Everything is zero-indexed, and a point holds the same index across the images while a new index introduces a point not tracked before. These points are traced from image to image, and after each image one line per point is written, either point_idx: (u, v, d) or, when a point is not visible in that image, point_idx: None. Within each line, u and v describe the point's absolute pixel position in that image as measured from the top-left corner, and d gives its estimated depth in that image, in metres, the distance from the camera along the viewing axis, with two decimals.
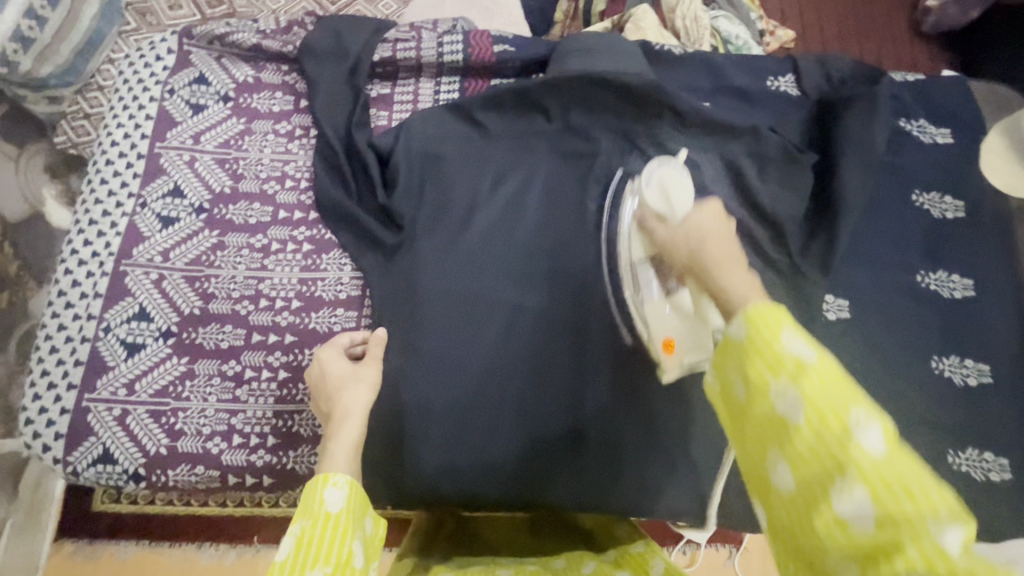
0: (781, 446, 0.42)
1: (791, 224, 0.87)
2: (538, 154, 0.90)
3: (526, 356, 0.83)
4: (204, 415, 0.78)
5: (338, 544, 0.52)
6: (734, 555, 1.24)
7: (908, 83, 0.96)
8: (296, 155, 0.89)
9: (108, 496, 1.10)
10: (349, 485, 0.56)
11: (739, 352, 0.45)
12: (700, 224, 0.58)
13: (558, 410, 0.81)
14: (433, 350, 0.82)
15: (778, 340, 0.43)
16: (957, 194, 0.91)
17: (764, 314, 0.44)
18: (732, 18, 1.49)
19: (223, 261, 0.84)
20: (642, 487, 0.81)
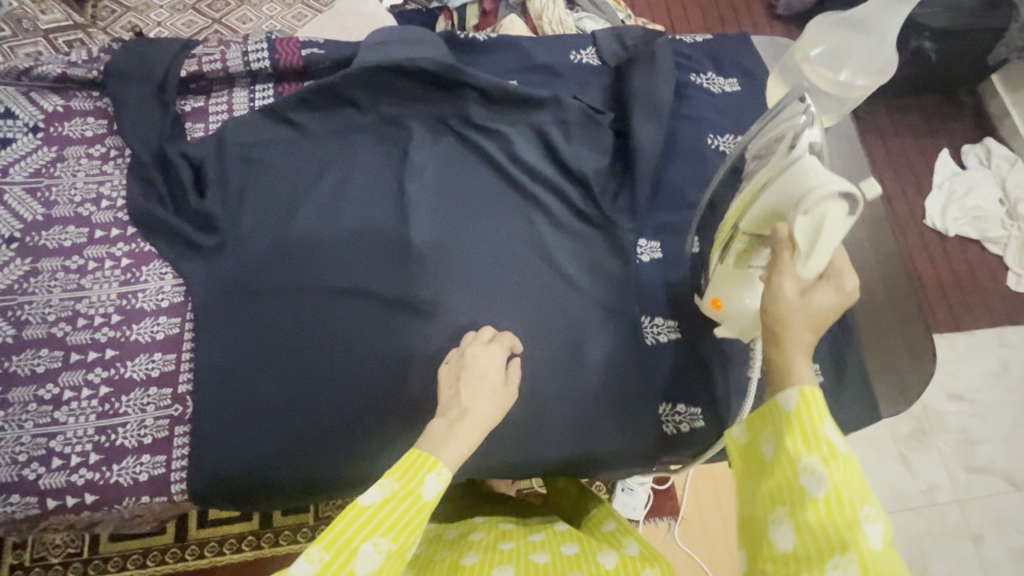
0: (791, 513, 0.55)
1: (597, 180, 0.93)
2: (354, 145, 0.93)
3: (351, 333, 0.84)
4: (20, 442, 0.75)
5: (407, 530, 0.60)
6: (673, 527, 1.34)
7: (697, 44, 1.06)
8: (111, 175, 0.90)
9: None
10: (445, 483, 0.62)
11: (784, 419, 0.58)
12: (826, 298, 0.60)
13: (386, 382, 0.83)
14: (252, 343, 0.82)
15: (821, 424, 0.56)
16: (747, 134, 1.00)
17: (815, 393, 0.57)
18: (596, 18, 1.55)
19: (38, 287, 0.83)
20: (499, 451, 0.85)
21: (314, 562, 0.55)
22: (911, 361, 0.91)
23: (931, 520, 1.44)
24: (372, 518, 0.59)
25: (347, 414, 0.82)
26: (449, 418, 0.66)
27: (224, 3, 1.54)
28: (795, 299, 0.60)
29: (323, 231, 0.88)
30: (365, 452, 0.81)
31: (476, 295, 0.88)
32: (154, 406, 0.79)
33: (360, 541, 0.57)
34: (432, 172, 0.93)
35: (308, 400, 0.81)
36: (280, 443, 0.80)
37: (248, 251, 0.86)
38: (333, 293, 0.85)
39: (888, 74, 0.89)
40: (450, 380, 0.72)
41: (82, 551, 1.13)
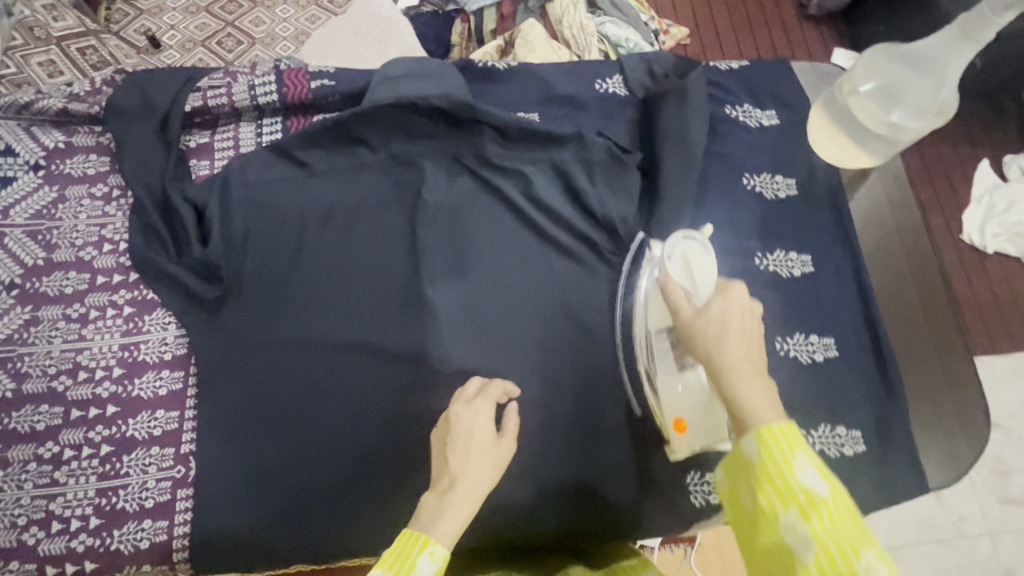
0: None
1: (624, 225, 0.87)
2: (365, 185, 0.88)
3: (356, 389, 0.80)
4: (19, 504, 0.73)
5: None
6: (690, 554, 1.33)
7: (732, 72, 0.98)
8: (114, 217, 0.86)
9: None
10: (441, 562, 0.56)
11: (753, 472, 0.53)
12: (723, 305, 0.61)
13: (391, 443, 0.79)
14: (254, 398, 0.79)
15: (790, 470, 0.51)
16: (786, 173, 0.93)
17: (775, 434, 0.53)
18: (618, 21, 1.48)
19: (38, 337, 0.80)
20: (519, 516, 0.81)
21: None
22: (962, 428, 0.84)
23: (964, 555, 1.37)
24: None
25: (355, 473, 0.78)
26: (438, 489, 0.61)
27: (237, 5, 1.48)
28: (694, 318, 0.62)
29: (333, 278, 0.83)
30: (369, 517, 0.77)
31: (492, 348, 0.83)
32: (156, 467, 0.76)
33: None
34: (448, 216, 0.87)
35: (313, 459, 0.77)
36: (286, 506, 0.76)
37: (255, 297, 0.82)
38: (339, 345, 0.81)
39: (947, 116, 0.81)
40: (438, 447, 0.67)
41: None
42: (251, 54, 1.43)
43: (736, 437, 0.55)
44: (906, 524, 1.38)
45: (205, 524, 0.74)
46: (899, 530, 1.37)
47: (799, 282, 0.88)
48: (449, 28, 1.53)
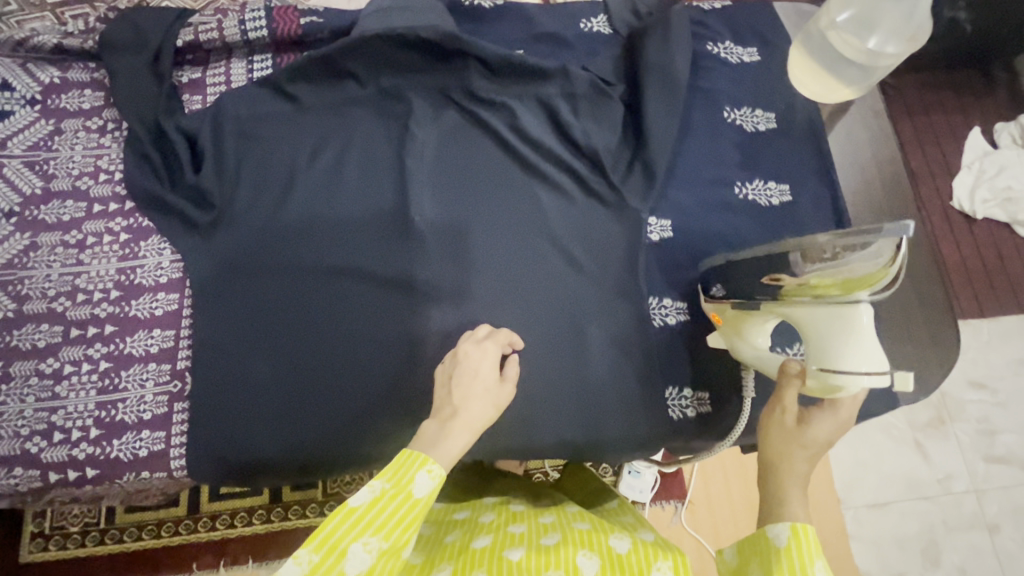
0: None
1: (608, 155, 0.89)
2: (354, 119, 0.90)
3: (350, 311, 0.83)
4: (22, 416, 0.76)
5: (398, 529, 0.57)
6: (680, 511, 1.38)
7: (715, 10, 1.00)
8: (109, 149, 0.88)
9: (35, 545, 1.14)
10: (437, 480, 0.59)
11: (771, 556, 0.55)
12: (825, 429, 0.60)
13: (384, 360, 0.81)
14: (250, 317, 0.81)
15: (812, 567, 0.52)
16: (766, 107, 0.95)
17: (808, 533, 0.54)
18: None
19: (38, 262, 0.83)
20: (511, 433, 0.82)
21: (302, 566, 0.53)
22: (932, 347, 0.88)
23: (947, 509, 1.40)
24: (363, 517, 0.56)
25: (351, 392, 0.80)
26: (440, 417, 0.63)
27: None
28: (793, 426, 0.61)
29: (324, 209, 0.86)
30: (358, 431, 0.80)
31: (480, 272, 0.85)
32: (153, 382, 0.78)
33: (349, 541, 0.55)
34: (437, 149, 0.90)
35: (312, 381, 0.80)
36: (285, 422, 0.79)
37: (248, 226, 0.84)
38: (332, 268, 0.84)
39: (918, 40, 0.86)
40: (442, 379, 0.68)
41: (99, 521, 1.16)
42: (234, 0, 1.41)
43: (765, 519, 0.57)
44: (890, 483, 1.41)
45: (206, 434, 0.77)
46: (886, 486, 1.41)
47: (777, 210, 0.90)
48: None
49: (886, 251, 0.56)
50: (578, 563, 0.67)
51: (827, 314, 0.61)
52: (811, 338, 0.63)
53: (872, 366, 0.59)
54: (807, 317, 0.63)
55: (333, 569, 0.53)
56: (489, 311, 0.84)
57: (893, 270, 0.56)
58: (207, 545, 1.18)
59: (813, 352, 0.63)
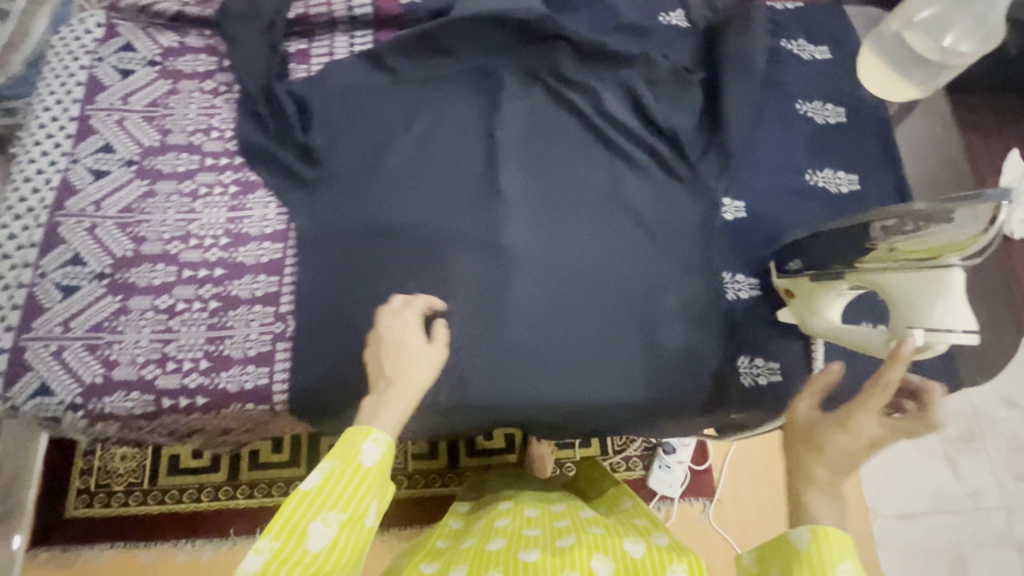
0: None
1: (687, 137, 0.94)
2: (447, 93, 0.96)
3: (441, 267, 0.88)
4: (138, 345, 0.82)
5: (356, 499, 0.59)
6: (709, 507, 1.41)
7: (788, 10, 1.05)
8: (220, 109, 0.95)
9: (82, 501, 1.20)
10: (385, 446, 0.62)
11: (792, 558, 0.58)
12: (837, 441, 0.61)
13: (474, 313, 0.87)
14: (352, 265, 0.87)
15: (834, 567, 0.56)
16: (836, 102, 1.00)
17: (828, 535, 0.57)
18: None
19: (155, 207, 0.89)
20: (587, 388, 0.86)
21: (263, 556, 0.55)
22: (993, 337, 0.91)
23: (975, 524, 1.41)
24: (316, 498, 0.58)
25: (458, 342, 0.85)
26: (377, 389, 0.68)
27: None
28: (805, 423, 0.65)
29: (419, 175, 0.91)
30: (449, 379, 0.85)
31: (572, 238, 0.91)
32: (258, 322, 0.84)
33: (308, 521, 0.57)
34: (527, 124, 0.95)
35: (419, 328, 0.85)
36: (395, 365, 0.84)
37: (348, 185, 0.90)
38: (425, 227, 0.89)
39: (991, 45, 0.87)
40: (375, 360, 0.73)
41: (142, 482, 1.23)
42: None
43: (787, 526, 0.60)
44: (921, 493, 1.42)
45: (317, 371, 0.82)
46: (915, 497, 1.42)
47: (845, 198, 0.95)
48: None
49: (979, 218, 0.58)
50: (593, 567, 0.70)
51: (919, 278, 0.65)
52: (897, 301, 0.67)
53: (963, 325, 0.63)
54: (896, 282, 0.67)
55: (295, 550, 0.55)
56: (577, 276, 0.89)
57: (986, 236, 0.58)
58: (242, 512, 1.23)
59: (900, 314, 0.67)
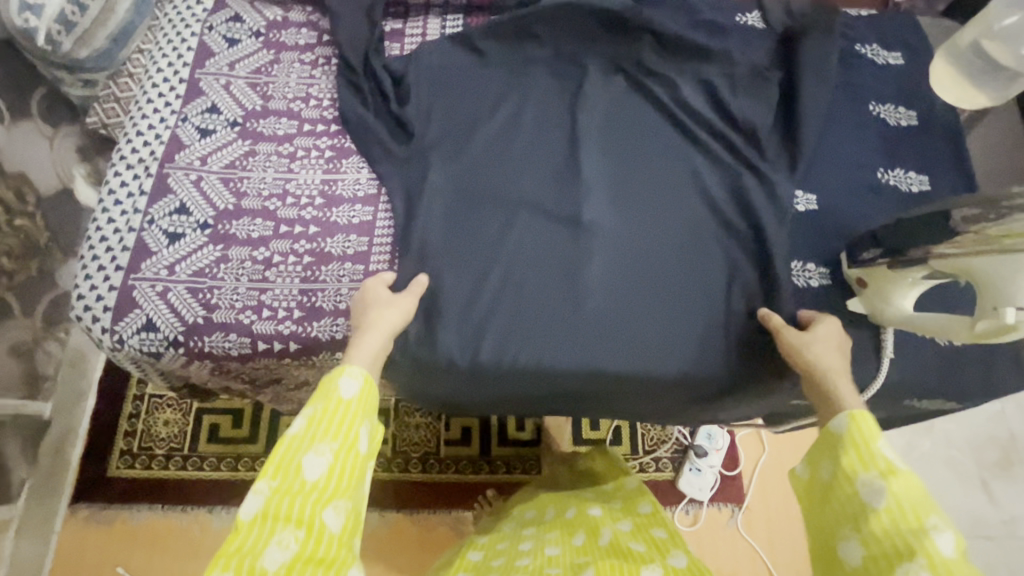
0: (857, 526, 0.63)
1: (763, 129, 0.97)
2: (532, 77, 1.01)
3: (525, 238, 0.91)
4: (237, 291, 0.87)
5: (345, 429, 0.66)
6: (737, 514, 1.41)
7: (862, 17, 1.09)
8: (319, 80, 1.01)
9: (121, 463, 1.36)
10: (360, 378, 0.70)
11: (839, 443, 0.68)
12: (824, 356, 0.78)
13: (555, 283, 0.90)
14: (439, 232, 0.91)
15: (874, 443, 0.66)
16: (908, 105, 1.02)
17: (862, 418, 0.68)
18: None
19: (256, 166, 0.94)
20: (658, 361, 0.89)
21: (263, 495, 0.61)
22: None
23: (1014, 555, 1.35)
24: (303, 437, 0.65)
25: (545, 310, 0.89)
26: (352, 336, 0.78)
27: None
28: (801, 342, 0.81)
29: (505, 150, 0.96)
30: (527, 346, 0.87)
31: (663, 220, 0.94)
32: (348, 278, 0.88)
33: (302, 455, 0.63)
34: (610, 110, 1.00)
35: (520, 294, 0.89)
36: (497, 328, 0.87)
37: (439, 155, 0.95)
38: (507, 202, 0.93)
39: None
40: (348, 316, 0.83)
41: (183, 447, 1.38)
42: None
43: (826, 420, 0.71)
44: (960, 516, 1.38)
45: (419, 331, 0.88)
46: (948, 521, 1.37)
47: (917, 196, 0.96)
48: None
49: None
50: None
51: (1010, 265, 0.67)
52: (986, 287, 0.70)
53: None
54: (984, 268, 0.69)
55: (295, 480, 0.62)
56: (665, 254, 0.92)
57: None
58: None
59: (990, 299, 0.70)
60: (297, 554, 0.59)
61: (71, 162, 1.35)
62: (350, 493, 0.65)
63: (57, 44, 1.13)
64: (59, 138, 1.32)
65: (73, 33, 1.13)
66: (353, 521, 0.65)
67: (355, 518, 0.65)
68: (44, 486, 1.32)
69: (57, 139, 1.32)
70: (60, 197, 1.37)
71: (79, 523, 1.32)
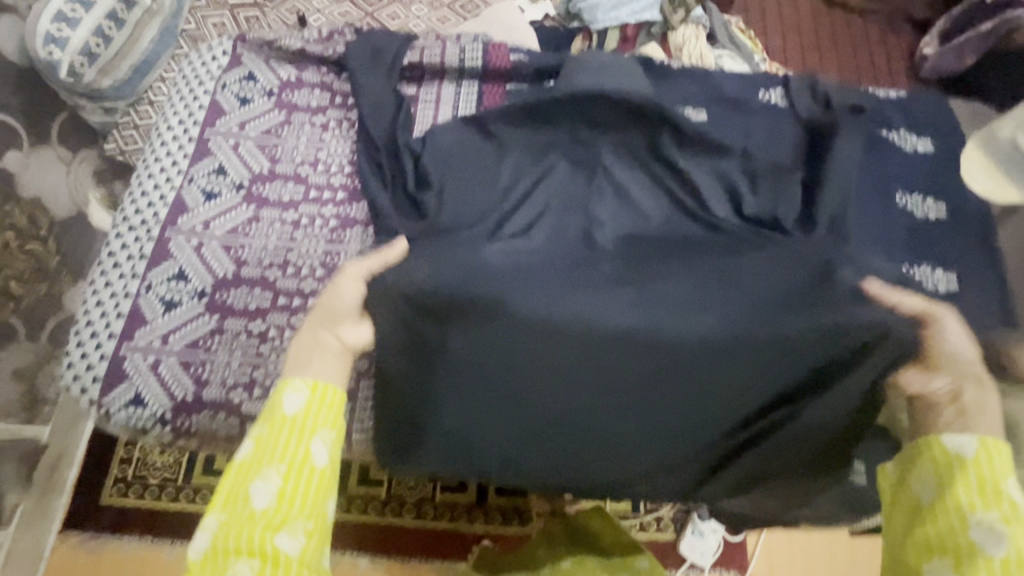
0: (943, 534, 0.65)
1: (788, 215, 0.93)
2: (547, 147, 0.98)
3: (568, 347, 0.76)
4: (229, 367, 0.84)
5: (290, 448, 0.67)
6: None
7: (891, 99, 1.05)
8: (329, 144, 0.99)
9: (116, 490, 1.33)
10: (305, 390, 0.71)
11: (954, 465, 0.68)
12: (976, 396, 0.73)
13: (587, 397, 0.78)
14: (471, 329, 0.77)
15: (1005, 482, 0.66)
16: (938, 196, 0.98)
17: (994, 450, 0.68)
18: (734, 57, 1.69)
19: (258, 232, 0.93)
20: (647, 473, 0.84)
21: (213, 528, 0.64)
22: None
23: None
24: (250, 465, 0.67)
25: (559, 425, 0.80)
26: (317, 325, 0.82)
27: (372, 29, 1.78)
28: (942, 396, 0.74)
29: (527, 215, 0.91)
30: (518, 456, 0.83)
31: (704, 294, 0.78)
32: None
33: (250, 486, 0.65)
34: (629, 185, 0.96)
35: (533, 377, 0.77)
36: (499, 409, 0.79)
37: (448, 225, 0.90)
38: (550, 301, 0.76)
39: None
40: None
41: (176, 479, 1.35)
42: None
43: (939, 434, 0.71)
44: None
45: (420, 394, 0.81)
46: None
47: (945, 296, 0.91)
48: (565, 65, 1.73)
49: None
50: None
51: None
52: None
53: None
54: None
55: (242, 511, 0.64)
56: (708, 335, 0.75)
57: None
58: None
59: None
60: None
61: (86, 186, 1.37)
62: (309, 515, 0.66)
63: (79, 76, 1.28)
64: (77, 163, 1.35)
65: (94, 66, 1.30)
66: (314, 543, 0.65)
67: (316, 540, 0.65)
68: (38, 508, 1.29)
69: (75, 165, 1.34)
70: (77, 222, 1.34)
71: (68, 551, 1.29)
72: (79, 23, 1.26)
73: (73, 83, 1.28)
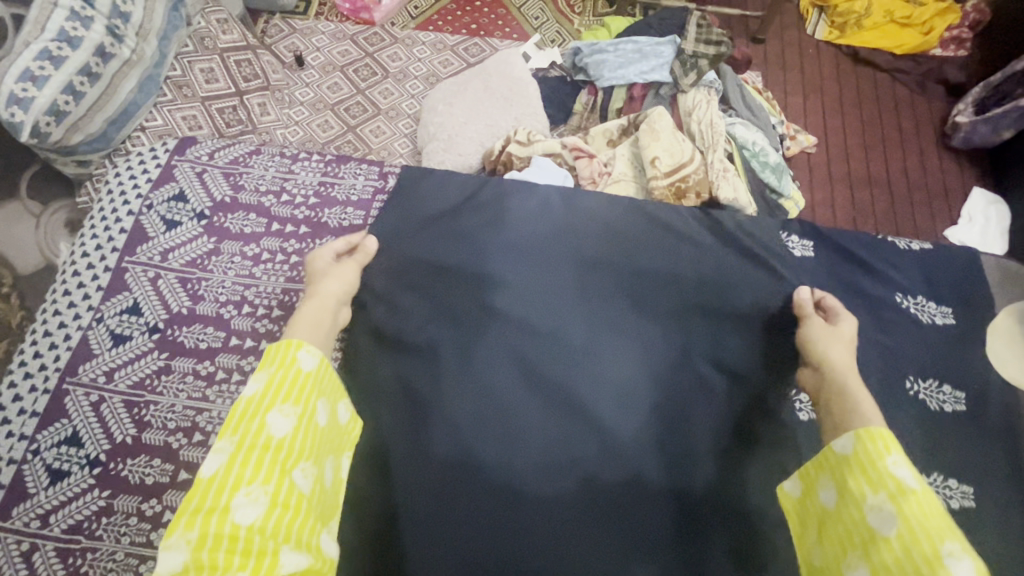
0: (867, 553, 0.55)
1: (776, 403, 0.80)
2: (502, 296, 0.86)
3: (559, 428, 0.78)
4: (113, 559, 0.73)
5: (302, 392, 0.66)
6: None
7: (903, 254, 0.94)
8: (259, 280, 0.89)
9: None
10: (318, 356, 0.70)
11: (845, 465, 0.61)
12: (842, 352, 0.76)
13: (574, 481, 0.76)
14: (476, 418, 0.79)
15: (886, 462, 0.58)
16: (956, 383, 0.84)
17: (871, 435, 0.60)
18: (749, 125, 1.42)
19: (166, 387, 0.82)
20: None
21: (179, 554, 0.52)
22: None
23: None
24: (228, 476, 0.57)
25: (523, 529, 0.73)
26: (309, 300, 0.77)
27: (371, 73, 1.64)
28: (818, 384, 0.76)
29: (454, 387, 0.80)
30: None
31: (632, 364, 0.82)
32: None
33: (231, 497, 0.56)
34: (606, 343, 0.83)
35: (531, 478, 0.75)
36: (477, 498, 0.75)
37: (380, 395, 0.80)
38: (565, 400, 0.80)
39: None
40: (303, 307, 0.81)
41: None
42: (374, 122, 1.56)
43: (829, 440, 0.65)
44: None
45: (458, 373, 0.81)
46: None
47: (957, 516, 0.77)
48: (566, 121, 1.53)
49: None
50: None
51: None
52: None
53: None
54: None
55: (259, 437, 0.60)
56: (610, 307, 0.86)
57: None
58: None
59: None
60: (267, 506, 0.57)
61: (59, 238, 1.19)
62: (313, 456, 0.65)
63: (46, 136, 1.06)
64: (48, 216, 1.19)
65: (64, 123, 1.06)
66: (318, 487, 0.65)
67: (319, 489, 0.65)
68: None
69: (45, 216, 1.19)
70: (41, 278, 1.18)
71: None
72: (48, 81, 1.03)
73: (37, 142, 1.07)
